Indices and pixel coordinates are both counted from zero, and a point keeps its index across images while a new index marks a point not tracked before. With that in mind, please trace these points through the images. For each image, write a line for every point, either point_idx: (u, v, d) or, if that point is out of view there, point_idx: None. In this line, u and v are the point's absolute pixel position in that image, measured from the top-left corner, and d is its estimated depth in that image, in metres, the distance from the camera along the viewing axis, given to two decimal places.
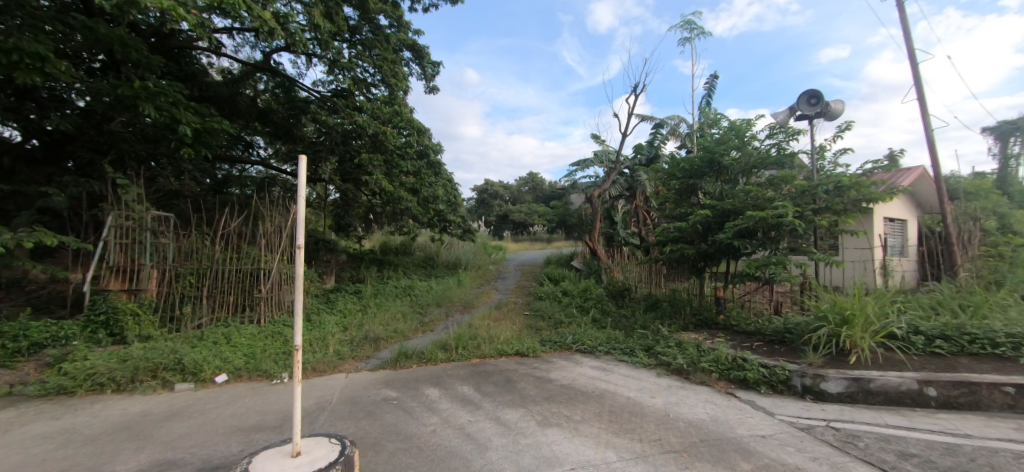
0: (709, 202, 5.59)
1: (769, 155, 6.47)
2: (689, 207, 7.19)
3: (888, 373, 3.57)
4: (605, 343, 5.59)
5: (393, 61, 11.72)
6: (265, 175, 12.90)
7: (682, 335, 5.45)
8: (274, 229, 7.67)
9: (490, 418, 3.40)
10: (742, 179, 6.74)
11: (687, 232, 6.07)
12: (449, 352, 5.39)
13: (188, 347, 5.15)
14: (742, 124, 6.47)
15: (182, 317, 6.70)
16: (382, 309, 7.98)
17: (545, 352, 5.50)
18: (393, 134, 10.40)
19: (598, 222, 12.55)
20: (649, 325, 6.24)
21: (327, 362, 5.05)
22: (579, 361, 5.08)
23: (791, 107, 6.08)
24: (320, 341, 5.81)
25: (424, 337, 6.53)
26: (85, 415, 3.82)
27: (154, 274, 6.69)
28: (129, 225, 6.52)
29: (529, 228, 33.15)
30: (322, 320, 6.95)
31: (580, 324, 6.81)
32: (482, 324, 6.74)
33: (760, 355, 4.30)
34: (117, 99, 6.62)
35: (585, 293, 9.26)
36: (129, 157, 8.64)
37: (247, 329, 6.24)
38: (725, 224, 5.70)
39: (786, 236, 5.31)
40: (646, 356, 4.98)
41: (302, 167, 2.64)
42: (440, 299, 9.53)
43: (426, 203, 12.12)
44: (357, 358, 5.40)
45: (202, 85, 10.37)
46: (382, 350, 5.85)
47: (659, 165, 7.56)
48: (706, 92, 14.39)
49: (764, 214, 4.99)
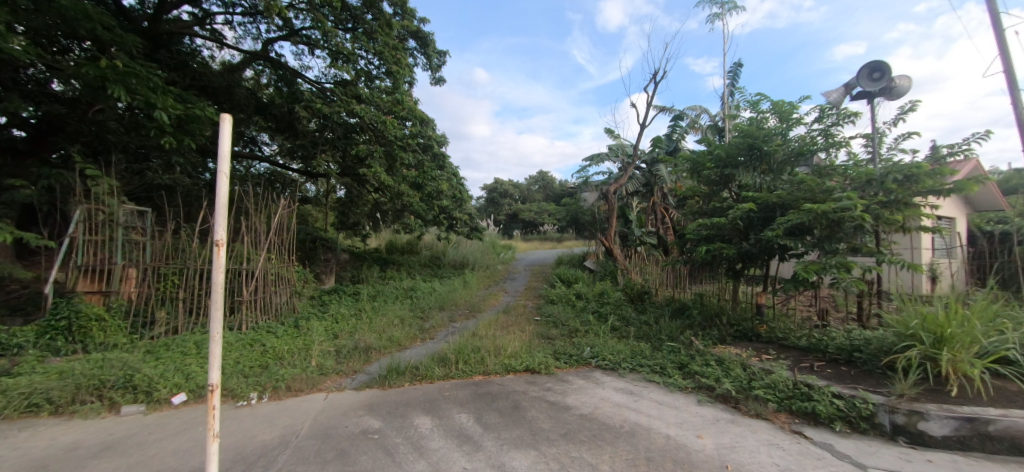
0: (755, 194, 4.75)
1: (817, 141, 5.64)
2: (722, 201, 6.34)
3: (1012, 413, 2.75)
4: (630, 358, 4.78)
5: (396, 47, 10.99)
6: (272, 172, 12.45)
7: (720, 350, 4.62)
8: (260, 224, 6.93)
9: (492, 465, 2.64)
10: (787, 169, 5.88)
11: (725, 229, 5.22)
12: (447, 367, 4.64)
13: (146, 360, 4.46)
14: (787, 106, 5.63)
15: (155, 323, 6.02)
16: (378, 313, 7.25)
17: (559, 369, 4.69)
18: (394, 124, 9.67)
19: (613, 220, 11.72)
20: (678, 337, 5.42)
21: (305, 379, 4.34)
22: (601, 380, 4.27)
23: (849, 84, 5.24)
24: (302, 352, 5.12)
25: (421, 347, 5.80)
26: (4, 446, 3.14)
27: (128, 275, 6.07)
28: (99, 219, 5.90)
29: (540, 227, 32.21)
30: (309, 327, 6.25)
31: (597, 333, 6.01)
32: (487, 333, 5.96)
33: (828, 381, 3.48)
34: (87, 84, 6.05)
35: (601, 297, 8.45)
36: (115, 150, 8.09)
37: (224, 336, 5.57)
38: (772, 220, 4.85)
39: (850, 235, 4.43)
40: (680, 376, 4.16)
41: (226, 131, 1.88)
42: (443, 301, 8.83)
43: (431, 198, 11.31)
44: (341, 373, 4.69)
45: (195, 74, 9.85)
46: (372, 363, 5.11)
47: (687, 154, 6.72)
48: (731, 79, 13.42)
49: (825, 208, 4.11)
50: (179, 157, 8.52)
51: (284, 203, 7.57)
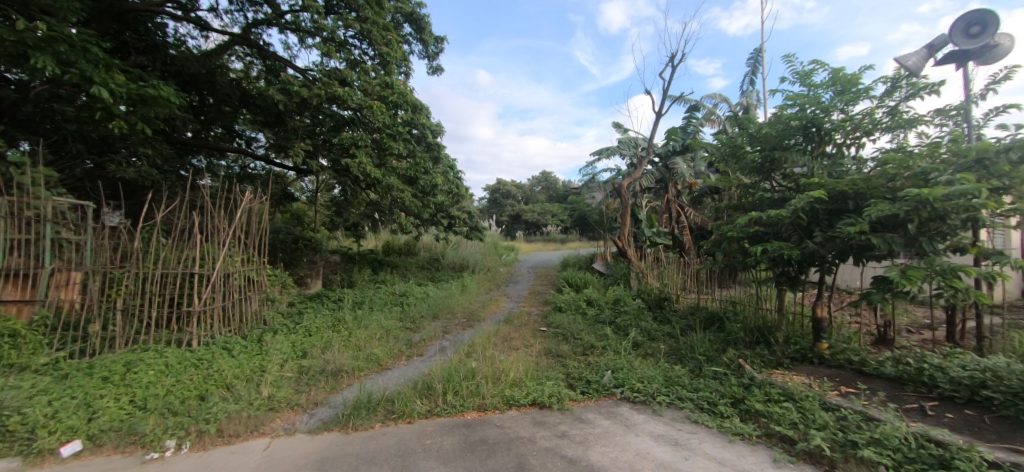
0: (826, 179, 3.73)
1: (883, 119, 4.63)
2: (765, 193, 5.30)
3: None
4: (666, 387, 3.76)
5: (386, 27, 9.97)
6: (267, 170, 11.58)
7: (783, 379, 3.60)
8: (220, 222, 5.91)
9: None
10: (849, 152, 4.83)
11: (781, 225, 4.18)
12: (431, 399, 3.63)
13: (44, 396, 3.48)
14: (850, 77, 4.59)
15: (88, 338, 4.99)
16: (359, 325, 6.26)
17: (575, 402, 3.66)
18: (380, 110, 8.66)
19: (628, 218, 10.51)
20: (719, 358, 4.40)
21: (244, 419, 3.32)
22: (631, 422, 3.25)
23: (935, 45, 4.22)
24: (255, 377, 4.14)
25: (405, 368, 4.79)
26: None
27: (62, 280, 5.06)
28: (23, 214, 4.87)
29: (543, 228, 31.10)
30: (273, 343, 5.25)
31: (617, 350, 5.01)
32: (484, 350, 4.97)
33: (965, 438, 2.47)
34: (11, 55, 5.21)
35: (616, 305, 7.41)
36: (72, 139, 7.12)
37: (166, 356, 4.60)
38: (845, 214, 3.82)
39: (955, 231, 3.40)
40: (739, 419, 3.13)
41: None
42: (437, 309, 7.83)
43: (424, 195, 10.23)
44: (297, 407, 3.67)
45: (166, 58, 8.89)
46: (342, 390, 4.12)
47: (719, 139, 5.69)
48: (752, 68, 12.42)
49: (933, 193, 3.06)
50: (147, 147, 7.52)
51: (251, 196, 6.57)
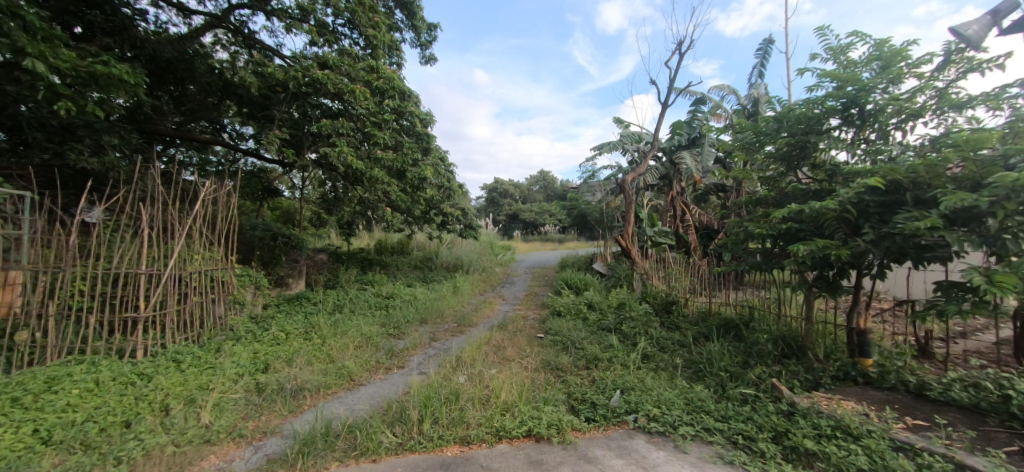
0: (883, 164, 3.12)
1: (930, 100, 4.02)
2: (793, 186, 4.67)
3: None
4: (688, 414, 3.13)
5: (373, 10, 9.30)
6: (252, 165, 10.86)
7: (832, 405, 2.97)
8: (173, 215, 5.23)
9: None
10: (892, 138, 4.20)
11: (823, 220, 3.55)
12: (404, 429, 2.98)
13: None
14: (895, 49, 3.94)
15: (13, 350, 4.28)
16: (336, 331, 5.60)
17: (581, 434, 3.03)
18: (365, 95, 7.99)
19: (632, 217, 9.72)
20: (746, 375, 3.76)
21: (167, 458, 2.69)
22: (650, 461, 2.63)
23: (1001, 11, 3.58)
24: (200, 397, 3.49)
25: (381, 384, 4.14)
26: None
27: None
28: None
29: (540, 227, 30.28)
30: (230, 355, 4.59)
31: (625, 363, 4.38)
32: (473, 364, 4.33)
33: None
34: None
35: (619, 309, 6.77)
36: (27, 125, 6.29)
37: (101, 371, 3.93)
38: (903, 208, 3.21)
39: None
40: (788, 462, 2.50)
41: None
42: (425, 313, 7.18)
43: (414, 190, 9.56)
44: (241, 441, 3.01)
45: (137, 40, 7.76)
46: (301, 414, 3.46)
47: (739, 127, 5.07)
48: (760, 60, 11.84)
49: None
50: (113, 135, 6.76)
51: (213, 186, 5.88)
